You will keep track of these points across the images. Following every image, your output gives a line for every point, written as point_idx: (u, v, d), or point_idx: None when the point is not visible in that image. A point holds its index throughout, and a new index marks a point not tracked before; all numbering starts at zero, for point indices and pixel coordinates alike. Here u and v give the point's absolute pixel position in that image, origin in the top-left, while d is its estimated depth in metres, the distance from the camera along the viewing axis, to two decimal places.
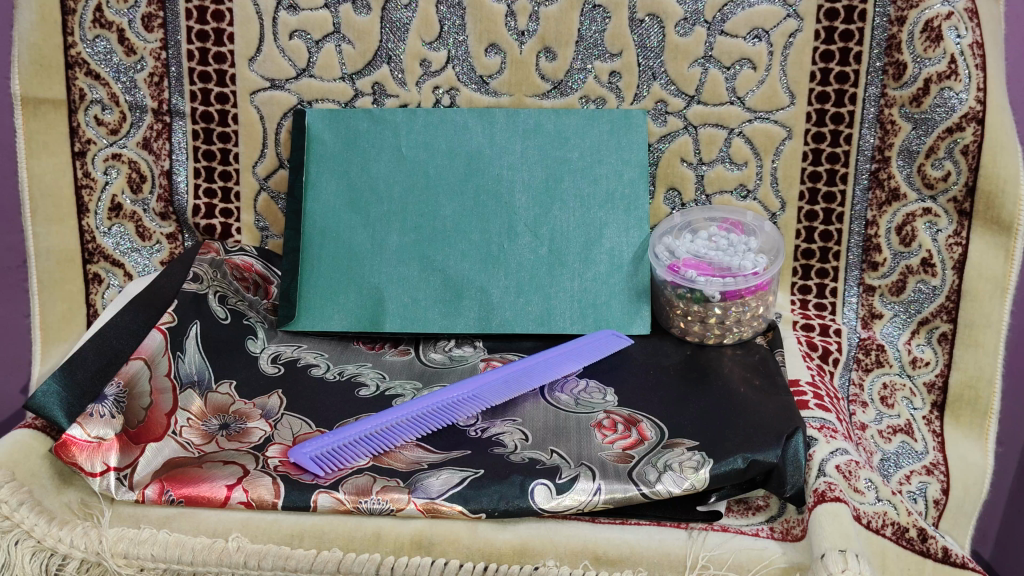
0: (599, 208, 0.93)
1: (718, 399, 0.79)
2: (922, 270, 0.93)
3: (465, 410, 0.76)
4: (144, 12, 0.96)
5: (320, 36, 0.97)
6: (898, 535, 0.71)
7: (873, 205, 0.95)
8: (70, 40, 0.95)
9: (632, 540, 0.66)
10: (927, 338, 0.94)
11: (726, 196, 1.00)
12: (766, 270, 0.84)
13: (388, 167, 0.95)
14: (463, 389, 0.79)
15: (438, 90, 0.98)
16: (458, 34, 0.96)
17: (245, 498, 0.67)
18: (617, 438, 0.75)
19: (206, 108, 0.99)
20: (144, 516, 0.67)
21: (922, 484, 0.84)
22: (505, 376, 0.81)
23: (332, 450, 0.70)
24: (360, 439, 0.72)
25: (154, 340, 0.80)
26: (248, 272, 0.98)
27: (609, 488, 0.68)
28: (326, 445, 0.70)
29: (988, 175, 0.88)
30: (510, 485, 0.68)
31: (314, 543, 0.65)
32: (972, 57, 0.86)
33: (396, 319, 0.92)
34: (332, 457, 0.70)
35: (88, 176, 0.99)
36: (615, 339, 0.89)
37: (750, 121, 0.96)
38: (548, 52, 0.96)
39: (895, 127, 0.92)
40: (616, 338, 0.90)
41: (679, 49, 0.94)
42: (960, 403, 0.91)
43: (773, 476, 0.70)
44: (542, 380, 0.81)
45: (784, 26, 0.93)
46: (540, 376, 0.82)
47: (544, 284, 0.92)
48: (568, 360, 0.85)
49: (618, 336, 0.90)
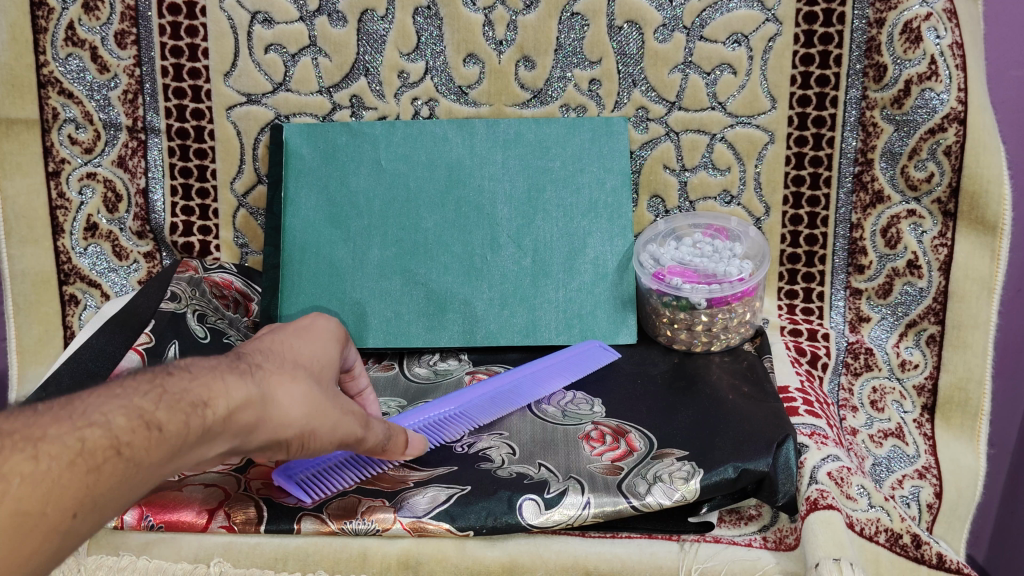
0: (582, 218, 0.92)
1: (707, 408, 0.78)
2: (909, 272, 0.93)
3: (454, 431, 0.75)
4: (117, 28, 0.94)
5: (297, 49, 0.95)
6: (893, 542, 0.70)
7: (857, 207, 0.94)
8: (42, 59, 0.94)
9: (623, 554, 0.66)
10: (916, 340, 0.93)
11: (709, 202, 0.99)
12: (752, 275, 0.83)
13: (367, 180, 0.94)
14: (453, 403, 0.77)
15: (417, 101, 0.97)
16: (436, 44, 0.95)
17: (227, 523, 0.66)
18: (606, 450, 0.74)
19: (181, 124, 0.98)
20: (124, 543, 0.66)
21: (915, 489, 0.86)
22: (492, 391, 0.80)
23: (327, 469, 0.68)
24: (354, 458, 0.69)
25: (131, 361, 0.79)
26: (228, 289, 0.96)
27: (599, 502, 0.67)
28: (319, 465, 0.67)
29: (971, 175, 0.87)
30: (498, 501, 0.67)
31: (298, 565, 0.65)
32: (952, 57, 0.86)
33: (379, 334, 0.92)
34: (326, 478, 0.67)
35: (63, 197, 0.98)
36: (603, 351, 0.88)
37: (732, 126, 0.96)
38: (527, 61, 0.95)
39: (877, 129, 0.91)
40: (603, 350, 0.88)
41: (659, 55, 0.94)
42: (950, 405, 0.91)
43: (764, 485, 0.69)
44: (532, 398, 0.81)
45: (763, 30, 0.92)
46: (527, 393, 0.81)
47: (529, 295, 0.91)
48: (556, 377, 0.84)
49: (606, 349, 0.88)
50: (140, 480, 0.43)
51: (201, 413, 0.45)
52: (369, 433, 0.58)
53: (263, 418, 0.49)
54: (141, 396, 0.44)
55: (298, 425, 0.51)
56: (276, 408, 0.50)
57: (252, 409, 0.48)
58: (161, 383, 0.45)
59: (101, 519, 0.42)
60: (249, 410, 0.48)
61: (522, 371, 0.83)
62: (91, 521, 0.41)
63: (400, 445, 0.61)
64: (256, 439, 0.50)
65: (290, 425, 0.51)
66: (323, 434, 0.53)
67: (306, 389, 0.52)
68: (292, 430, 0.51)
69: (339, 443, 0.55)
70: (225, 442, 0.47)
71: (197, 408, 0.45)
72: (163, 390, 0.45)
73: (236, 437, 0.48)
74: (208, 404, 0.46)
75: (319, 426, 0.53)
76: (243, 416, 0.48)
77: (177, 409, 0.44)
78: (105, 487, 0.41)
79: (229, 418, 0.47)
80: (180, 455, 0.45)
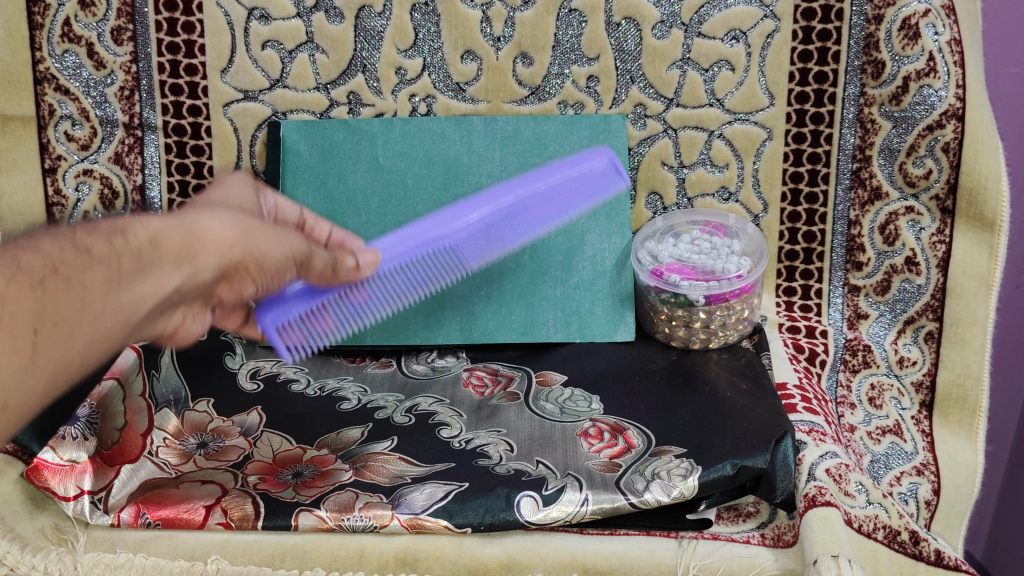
0: (580, 215, 0.92)
1: (705, 405, 0.77)
2: (907, 269, 0.93)
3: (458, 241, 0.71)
4: (113, 24, 0.94)
5: (294, 45, 0.95)
6: (890, 539, 0.70)
7: (855, 204, 0.94)
8: (38, 55, 0.94)
9: (621, 551, 0.66)
10: (914, 337, 0.94)
11: (707, 199, 0.99)
12: (750, 273, 0.83)
13: (365, 177, 0.93)
14: (447, 238, 0.70)
15: (415, 98, 0.97)
16: (433, 41, 0.95)
17: (224, 520, 0.66)
18: (603, 447, 0.73)
19: (178, 121, 0.98)
20: (121, 540, 0.66)
21: (913, 485, 0.85)
22: (500, 214, 0.73)
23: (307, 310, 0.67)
24: (337, 297, 0.68)
25: (126, 360, 0.79)
26: None
27: (597, 499, 0.66)
28: (305, 306, 0.66)
29: (970, 171, 0.87)
30: (496, 498, 0.67)
31: (296, 562, 0.65)
32: (950, 54, 0.85)
33: (376, 331, 0.91)
34: (302, 317, 0.67)
35: (60, 193, 0.98)
36: (615, 175, 0.83)
37: (730, 123, 0.95)
38: (525, 57, 0.95)
39: (875, 126, 0.91)
40: (615, 178, 0.83)
41: (656, 51, 0.93)
42: (948, 402, 0.91)
43: (762, 482, 0.69)
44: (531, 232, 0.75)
45: (761, 27, 0.91)
46: (528, 224, 0.75)
47: (526, 292, 0.91)
48: (559, 203, 0.77)
49: (619, 171, 0.83)
50: (88, 307, 0.46)
51: (126, 238, 0.49)
52: (313, 255, 0.61)
53: (196, 242, 0.51)
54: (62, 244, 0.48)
55: (238, 242, 0.53)
56: (204, 230, 0.52)
57: (177, 231, 0.50)
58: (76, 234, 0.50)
59: (65, 350, 0.46)
60: (174, 232, 0.50)
61: (536, 195, 0.75)
62: (52, 344, 0.45)
63: (349, 267, 0.63)
64: (205, 271, 0.52)
65: (227, 243, 0.52)
66: (269, 247, 0.55)
67: (231, 212, 0.54)
68: (231, 247, 0.53)
69: (288, 259, 0.58)
70: (166, 270, 0.49)
71: (121, 235, 0.49)
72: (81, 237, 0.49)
73: (178, 264, 0.50)
74: (124, 231, 0.50)
75: (262, 242, 0.55)
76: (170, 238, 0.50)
77: (99, 235, 0.49)
78: (52, 307, 0.45)
79: (155, 240, 0.49)
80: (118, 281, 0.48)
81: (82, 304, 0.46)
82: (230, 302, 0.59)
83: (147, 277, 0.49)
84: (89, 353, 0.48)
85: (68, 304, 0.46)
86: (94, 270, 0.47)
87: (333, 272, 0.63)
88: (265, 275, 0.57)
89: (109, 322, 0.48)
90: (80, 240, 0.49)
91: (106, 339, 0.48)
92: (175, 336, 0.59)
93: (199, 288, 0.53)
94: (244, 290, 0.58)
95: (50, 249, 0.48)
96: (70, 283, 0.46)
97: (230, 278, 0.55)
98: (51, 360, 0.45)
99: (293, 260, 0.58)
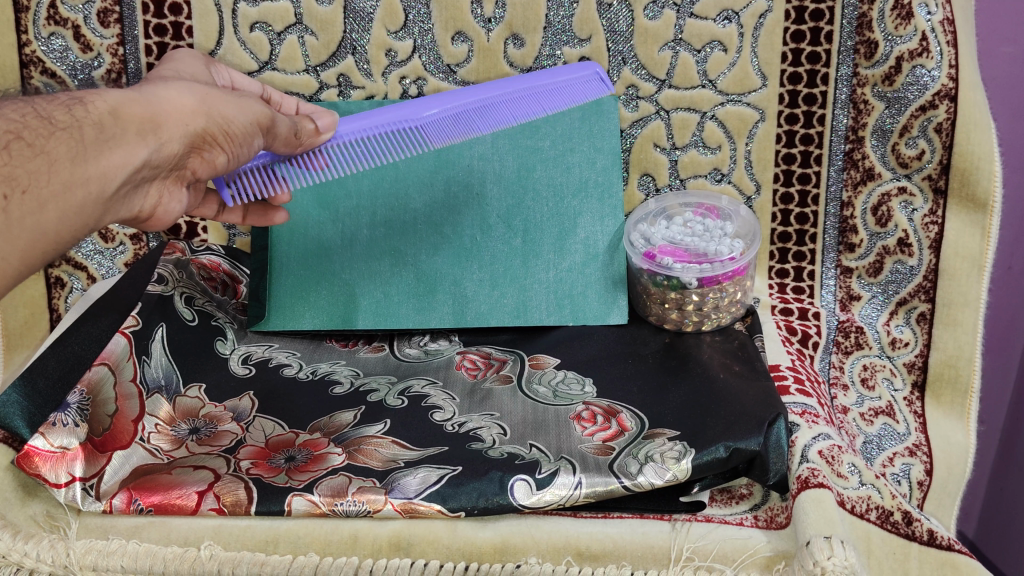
0: (572, 197, 0.92)
1: (699, 387, 0.77)
2: (899, 250, 0.93)
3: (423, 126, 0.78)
4: (99, 6, 0.93)
5: (282, 27, 0.94)
6: (883, 519, 0.70)
7: (847, 185, 0.94)
8: (24, 38, 0.93)
9: (614, 534, 0.66)
10: (906, 318, 0.94)
11: (700, 179, 0.99)
12: (743, 254, 0.83)
13: None
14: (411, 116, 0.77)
15: (405, 80, 0.96)
16: (424, 22, 0.94)
17: (217, 505, 0.66)
18: (596, 430, 0.73)
19: None
20: (113, 527, 0.66)
21: (906, 466, 0.86)
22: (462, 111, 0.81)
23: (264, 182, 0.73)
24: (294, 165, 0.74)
25: (117, 344, 0.78)
26: (216, 272, 0.94)
27: (590, 482, 0.66)
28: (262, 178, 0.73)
29: (963, 152, 0.87)
30: (489, 481, 0.67)
31: (290, 547, 0.65)
32: (943, 33, 0.85)
33: (368, 315, 0.91)
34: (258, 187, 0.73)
35: None
36: (599, 83, 0.91)
37: (722, 104, 0.95)
38: (516, 38, 0.94)
39: (868, 106, 0.90)
40: (600, 85, 0.91)
41: (648, 32, 0.92)
42: (940, 383, 0.92)
43: (755, 464, 0.69)
44: (496, 125, 0.82)
45: (755, 6, 0.90)
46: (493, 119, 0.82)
47: (519, 276, 0.91)
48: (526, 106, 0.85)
49: (602, 80, 0.91)
50: (56, 171, 0.52)
51: (86, 109, 0.54)
52: (276, 121, 0.66)
53: (159, 115, 0.57)
54: (32, 132, 0.53)
55: (199, 113, 0.59)
56: (165, 102, 0.58)
57: (139, 103, 0.56)
58: (47, 118, 0.53)
59: (36, 222, 0.51)
60: (136, 106, 0.56)
61: (504, 95, 0.83)
62: (22, 209, 0.51)
63: (309, 131, 0.70)
64: (172, 143, 0.58)
65: (189, 111, 0.58)
66: (231, 113, 0.61)
67: (189, 84, 0.60)
68: (194, 116, 0.58)
69: (252, 124, 0.63)
70: (133, 141, 0.55)
71: (81, 106, 0.54)
72: (51, 122, 0.53)
73: (144, 137, 0.56)
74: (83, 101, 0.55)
75: (222, 108, 0.60)
76: (131, 110, 0.56)
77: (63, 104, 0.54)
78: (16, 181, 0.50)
79: (115, 111, 0.55)
80: (88, 161, 0.53)
81: (49, 169, 0.52)
82: (204, 174, 0.64)
83: (114, 148, 0.54)
84: (63, 223, 0.53)
85: (36, 171, 0.51)
86: (57, 138, 0.52)
87: (297, 139, 0.69)
88: (233, 143, 0.62)
89: (79, 195, 0.53)
90: (43, 110, 0.54)
91: (81, 212, 0.54)
92: (155, 216, 0.63)
93: (170, 161, 0.59)
94: (216, 161, 0.63)
95: (12, 115, 0.53)
96: (33, 150, 0.52)
97: (200, 149, 0.61)
98: (24, 227, 0.51)
99: (257, 126, 0.64)
